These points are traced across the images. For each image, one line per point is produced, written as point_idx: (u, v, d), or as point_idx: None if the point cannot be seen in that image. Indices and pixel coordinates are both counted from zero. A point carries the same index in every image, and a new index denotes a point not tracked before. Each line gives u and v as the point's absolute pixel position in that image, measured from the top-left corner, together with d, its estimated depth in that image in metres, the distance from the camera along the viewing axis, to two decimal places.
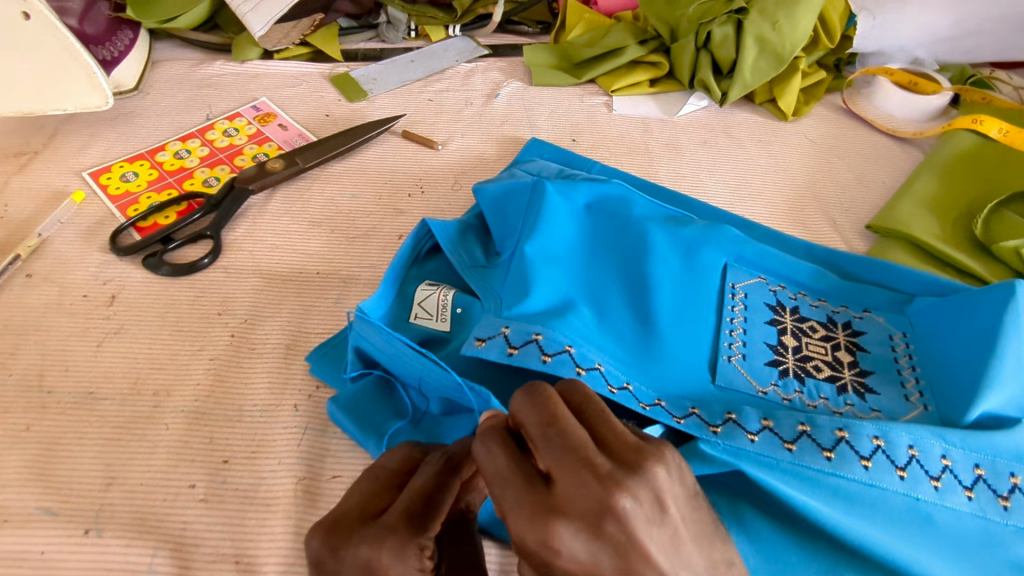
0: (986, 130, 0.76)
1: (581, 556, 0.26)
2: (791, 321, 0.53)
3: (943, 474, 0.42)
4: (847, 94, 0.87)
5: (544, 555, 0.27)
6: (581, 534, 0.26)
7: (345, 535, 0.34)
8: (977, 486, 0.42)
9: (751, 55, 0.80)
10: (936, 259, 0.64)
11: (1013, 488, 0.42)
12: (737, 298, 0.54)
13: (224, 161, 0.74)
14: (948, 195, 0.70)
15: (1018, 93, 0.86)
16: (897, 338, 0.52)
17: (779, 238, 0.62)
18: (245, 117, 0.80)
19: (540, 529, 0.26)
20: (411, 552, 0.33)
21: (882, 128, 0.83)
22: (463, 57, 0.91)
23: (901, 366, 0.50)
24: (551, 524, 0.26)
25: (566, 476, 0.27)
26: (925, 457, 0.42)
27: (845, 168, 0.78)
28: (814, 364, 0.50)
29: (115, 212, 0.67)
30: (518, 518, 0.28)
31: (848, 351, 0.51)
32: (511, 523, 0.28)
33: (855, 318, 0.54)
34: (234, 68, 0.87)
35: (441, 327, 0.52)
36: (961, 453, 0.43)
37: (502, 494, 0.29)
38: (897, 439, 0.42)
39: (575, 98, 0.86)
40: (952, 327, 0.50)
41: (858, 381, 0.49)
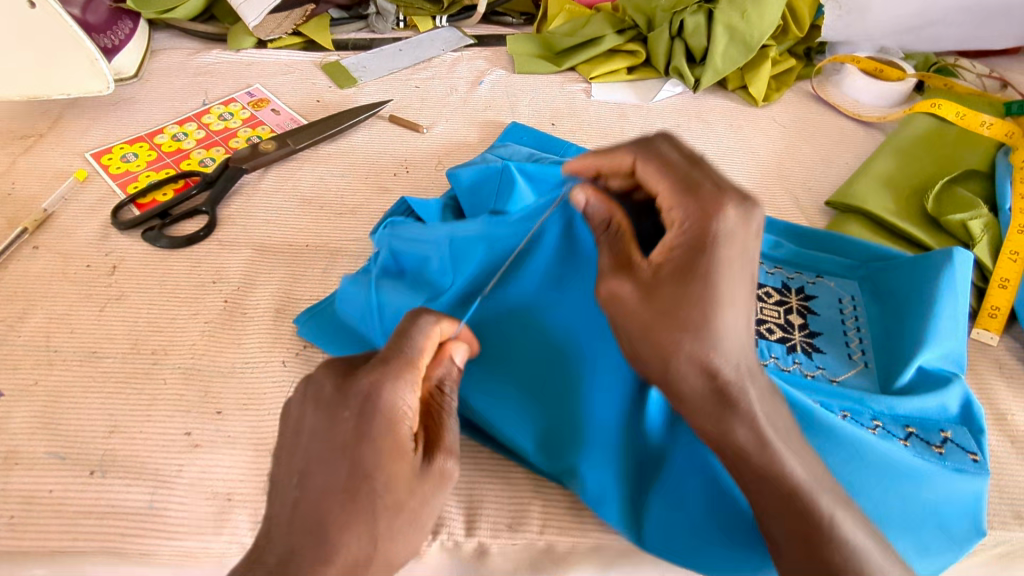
0: (944, 113, 0.80)
1: (736, 233, 0.39)
2: None
3: (875, 430, 0.47)
4: (815, 82, 0.91)
5: (711, 225, 0.39)
6: (739, 217, 0.39)
7: (348, 373, 0.39)
8: (909, 439, 0.47)
9: (721, 44, 0.84)
10: (890, 231, 0.67)
11: (944, 439, 0.47)
12: None
13: (219, 143, 0.77)
14: (906, 174, 0.73)
15: (981, 80, 0.90)
16: (845, 301, 0.56)
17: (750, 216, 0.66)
18: (240, 102, 0.83)
19: (717, 209, 0.39)
20: (405, 378, 0.39)
21: (848, 113, 0.87)
22: (449, 47, 0.95)
23: (847, 327, 0.55)
24: (727, 202, 0.39)
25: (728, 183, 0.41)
26: (855, 417, 0.47)
27: (811, 150, 0.82)
28: (766, 327, 0.54)
29: (116, 190, 0.71)
30: (696, 206, 0.39)
31: (800, 313, 0.55)
32: (692, 205, 0.39)
33: (808, 284, 0.58)
34: (229, 56, 0.91)
35: None
36: (891, 416, 0.48)
37: (677, 190, 0.40)
38: (832, 404, 0.48)
39: (555, 86, 0.90)
40: (898, 292, 0.55)
41: (807, 340, 0.54)
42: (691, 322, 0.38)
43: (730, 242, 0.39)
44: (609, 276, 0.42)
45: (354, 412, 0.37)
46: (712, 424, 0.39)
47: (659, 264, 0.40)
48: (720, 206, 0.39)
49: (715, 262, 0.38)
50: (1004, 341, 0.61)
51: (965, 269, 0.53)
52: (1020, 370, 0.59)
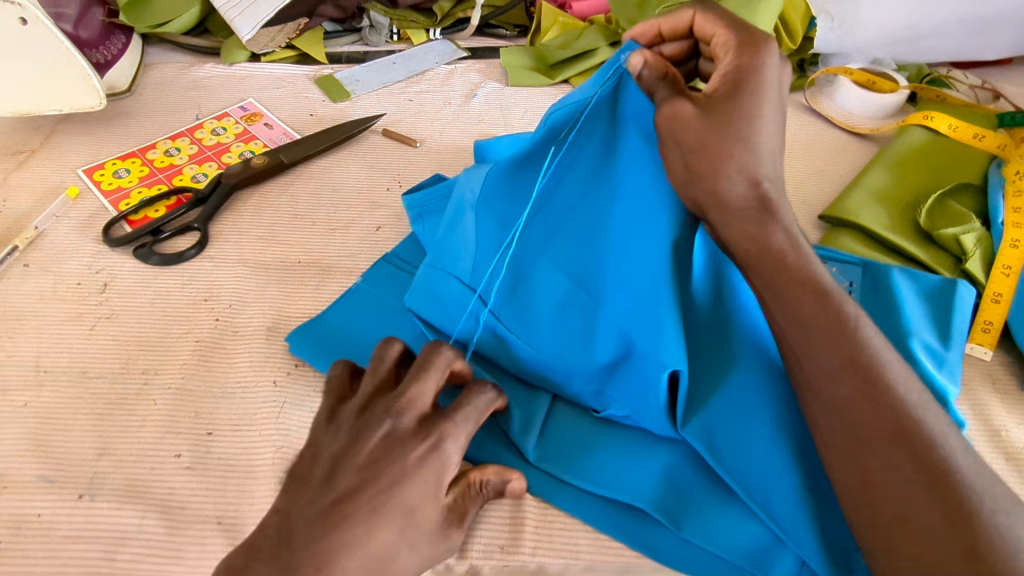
0: (936, 125, 0.80)
1: (774, 86, 0.47)
2: None
3: None
4: (809, 93, 0.91)
5: (756, 69, 0.47)
6: (775, 71, 0.48)
7: (357, 419, 0.43)
8: None
9: None
10: (883, 246, 0.68)
11: None
12: None
13: (212, 158, 0.77)
14: (899, 187, 0.73)
15: (973, 92, 0.90)
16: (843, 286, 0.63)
17: None
18: (233, 117, 0.83)
19: (763, 52, 0.47)
20: (435, 421, 0.44)
21: (841, 125, 0.87)
22: (442, 59, 0.94)
23: None
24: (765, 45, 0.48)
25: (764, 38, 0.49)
26: None
27: (804, 162, 0.82)
28: None
29: (108, 206, 0.71)
30: (745, 56, 0.47)
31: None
32: (745, 50, 0.47)
33: None
34: (223, 70, 0.90)
35: None
36: None
37: (732, 50, 0.48)
38: None
39: (548, 98, 0.90)
40: (888, 296, 0.61)
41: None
42: (741, 133, 0.46)
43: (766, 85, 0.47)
44: (667, 98, 0.47)
45: (381, 447, 0.42)
46: (755, 227, 0.46)
47: (713, 91, 0.47)
48: (763, 56, 0.47)
49: (758, 82, 0.47)
50: (997, 355, 0.61)
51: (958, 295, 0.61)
52: (1013, 385, 0.59)
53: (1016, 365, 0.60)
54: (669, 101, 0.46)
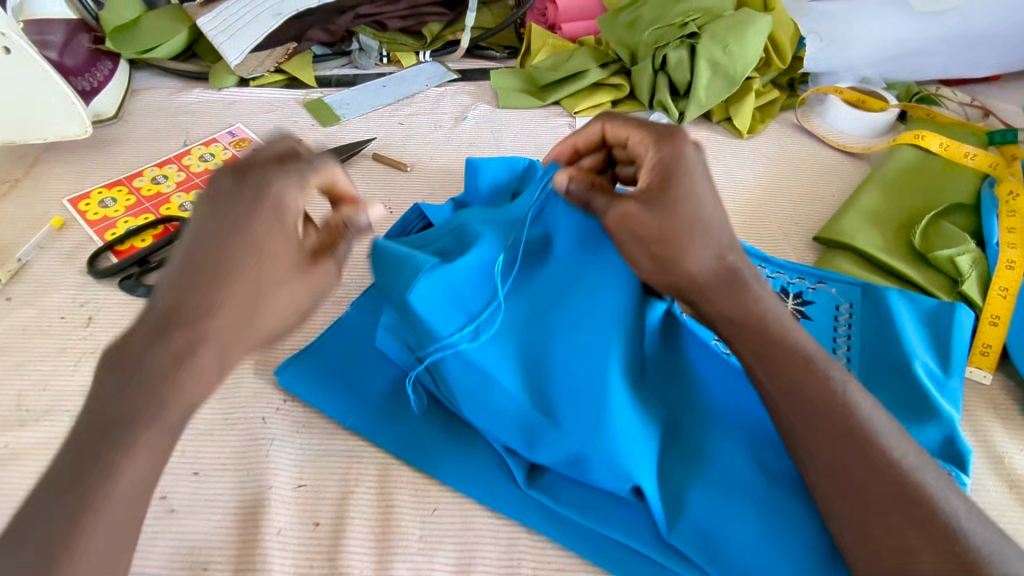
0: (927, 144, 0.80)
1: (699, 171, 0.48)
2: None
3: None
4: (799, 112, 0.92)
5: (679, 158, 0.47)
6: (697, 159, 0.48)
7: (224, 195, 0.39)
8: None
9: (704, 77, 0.84)
10: (879, 268, 0.67)
11: None
12: None
13: (199, 186, 0.76)
14: (892, 208, 0.73)
15: (963, 109, 0.90)
16: (842, 309, 0.63)
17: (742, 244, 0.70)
18: (221, 142, 0.83)
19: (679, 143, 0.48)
20: (288, 216, 0.40)
21: (833, 144, 0.87)
22: (432, 82, 0.94)
23: (838, 335, 0.61)
24: (680, 137, 0.49)
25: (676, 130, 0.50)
26: None
27: (797, 182, 0.81)
28: None
29: (93, 237, 0.70)
30: (663, 152, 0.48)
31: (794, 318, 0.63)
32: (664, 144, 0.48)
33: (808, 289, 0.65)
34: (210, 95, 0.90)
35: None
36: None
37: (652, 146, 0.49)
38: None
39: (540, 120, 0.89)
40: (884, 319, 0.61)
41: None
42: (688, 217, 0.46)
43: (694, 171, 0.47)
44: (609, 206, 0.48)
45: (251, 194, 0.39)
46: (725, 298, 0.46)
47: (647, 185, 0.47)
48: (683, 144, 0.48)
49: (691, 165, 0.47)
50: (998, 379, 0.60)
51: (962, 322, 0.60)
52: (1015, 411, 0.58)
53: (1016, 389, 0.59)
54: (608, 210, 0.47)
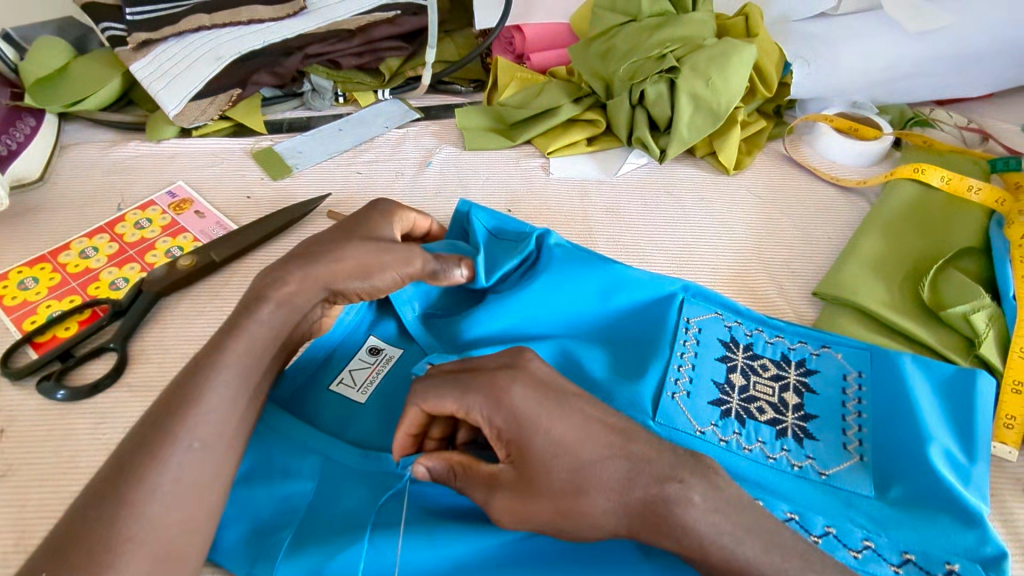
0: (928, 178, 0.74)
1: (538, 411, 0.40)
2: (742, 358, 0.58)
3: (901, 563, 0.46)
4: (788, 141, 0.86)
5: (520, 418, 0.40)
6: (534, 397, 0.40)
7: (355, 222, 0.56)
8: (903, 564, 0.46)
9: (686, 112, 0.77)
10: (887, 327, 0.61)
11: (947, 571, 0.45)
12: (690, 332, 0.59)
13: (134, 259, 0.69)
14: (896, 255, 0.67)
15: (960, 132, 0.85)
16: (849, 377, 0.56)
17: (736, 308, 0.61)
18: (159, 205, 0.75)
19: (506, 399, 0.40)
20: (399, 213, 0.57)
21: (825, 177, 0.81)
22: (394, 123, 0.87)
23: (847, 410, 0.54)
24: (505, 388, 0.40)
25: (496, 375, 0.41)
26: (844, 534, 0.47)
27: (789, 224, 0.75)
28: (757, 406, 0.55)
29: (10, 327, 0.62)
30: (501, 419, 0.40)
31: (796, 392, 0.56)
32: (500, 408, 0.40)
33: (811, 356, 0.58)
34: (149, 148, 0.82)
35: (359, 398, 0.54)
36: (887, 538, 0.46)
37: (489, 413, 0.41)
38: (850, 529, 0.47)
39: (510, 162, 0.82)
40: (897, 393, 0.54)
41: (800, 424, 0.54)
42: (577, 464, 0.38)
43: (539, 418, 0.39)
44: (486, 500, 0.41)
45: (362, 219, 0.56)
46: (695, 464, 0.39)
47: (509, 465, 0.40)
48: (511, 396, 0.40)
49: (549, 443, 0.39)
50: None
51: (989, 394, 0.54)
52: None
53: None
54: (488, 506, 0.41)
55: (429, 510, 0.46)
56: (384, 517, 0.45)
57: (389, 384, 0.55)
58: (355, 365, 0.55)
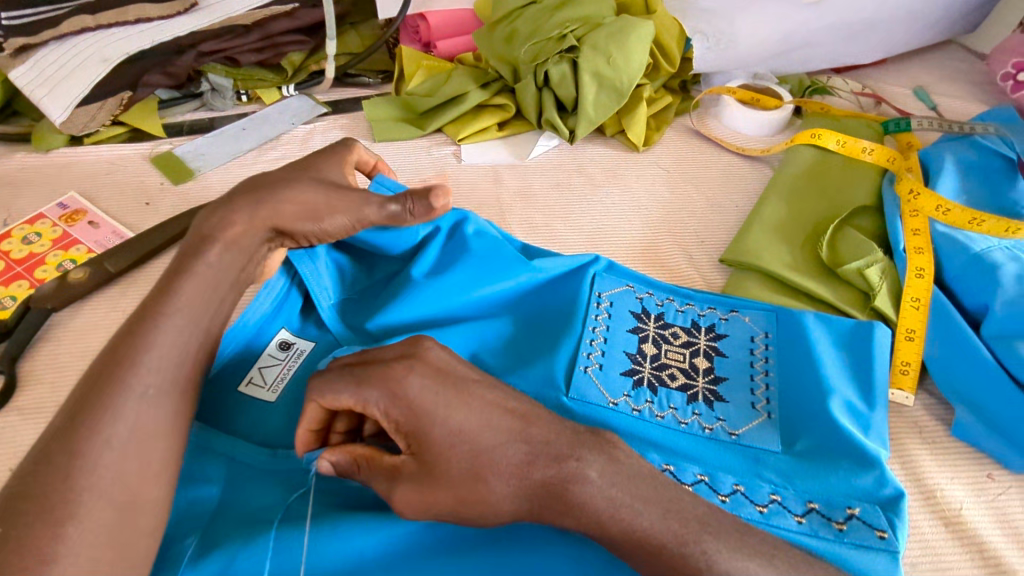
0: (825, 143, 0.76)
1: (429, 396, 0.40)
2: (654, 328, 0.59)
3: (806, 513, 0.46)
4: (695, 116, 0.87)
5: (414, 406, 0.40)
6: (428, 383, 0.41)
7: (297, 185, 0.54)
8: (808, 513, 0.46)
9: (590, 92, 0.78)
10: (791, 288, 0.63)
11: (848, 515, 0.46)
12: (602, 306, 0.59)
13: (22, 276, 0.65)
14: (796, 217, 0.69)
15: (857, 98, 0.88)
16: (757, 338, 0.58)
17: (648, 282, 0.62)
18: (49, 218, 0.71)
19: (399, 390, 0.40)
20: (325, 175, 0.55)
21: (732, 148, 0.82)
22: (300, 118, 0.84)
23: (754, 369, 0.55)
24: (403, 378, 0.41)
25: (393, 368, 0.42)
26: (752, 491, 0.47)
27: (698, 196, 0.77)
28: (669, 372, 0.55)
29: None
30: (396, 409, 0.41)
31: (706, 356, 0.57)
32: (397, 394, 0.40)
33: (720, 321, 0.59)
34: (36, 159, 0.77)
35: (270, 397, 0.51)
36: (792, 491, 0.47)
37: (387, 403, 0.41)
38: (758, 485, 0.48)
39: (421, 151, 0.81)
40: (801, 350, 0.56)
41: (709, 387, 0.54)
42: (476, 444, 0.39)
43: (432, 404, 0.40)
44: (388, 491, 0.41)
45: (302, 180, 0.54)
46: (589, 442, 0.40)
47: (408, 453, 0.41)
48: (405, 384, 0.41)
49: (447, 432, 0.39)
50: (920, 399, 0.58)
51: (885, 344, 0.56)
52: (941, 432, 0.56)
53: (938, 408, 0.57)
54: (390, 498, 0.41)
55: (340, 503, 0.45)
56: (293, 512, 0.44)
57: (300, 379, 0.52)
58: (265, 362, 0.52)
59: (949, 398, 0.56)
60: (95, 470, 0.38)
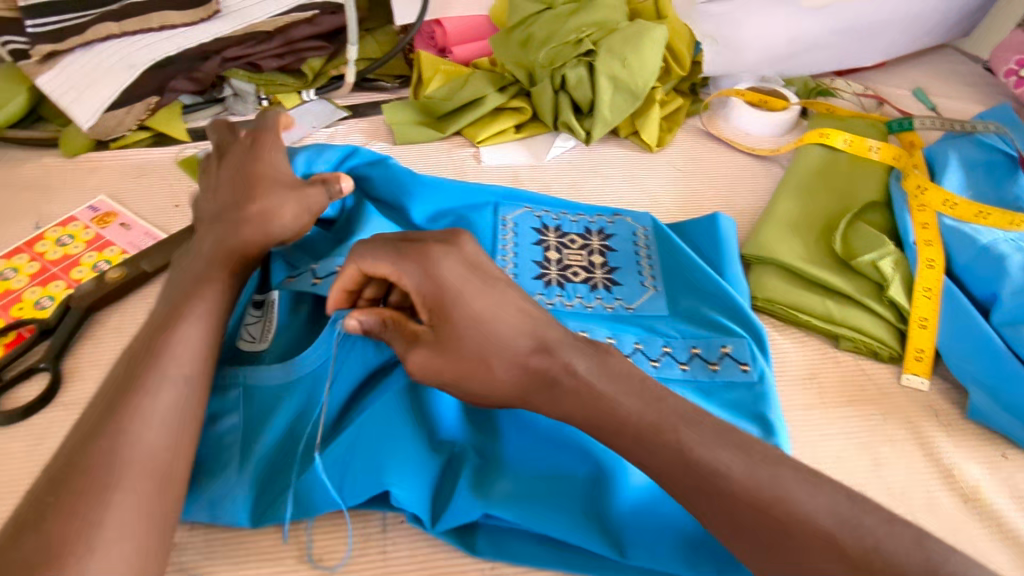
0: (833, 142, 0.79)
1: (459, 276, 0.45)
2: (554, 238, 0.66)
3: (690, 359, 0.56)
4: (705, 117, 0.90)
5: (445, 279, 0.44)
6: (457, 265, 0.45)
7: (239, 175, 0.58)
8: (691, 360, 0.56)
9: (607, 93, 0.80)
10: (807, 280, 0.65)
11: (722, 355, 0.56)
12: (508, 226, 0.65)
13: (58, 276, 0.66)
14: (809, 214, 0.71)
15: (859, 99, 0.91)
16: (638, 234, 0.66)
17: (546, 201, 0.69)
18: (81, 221, 0.72)
19: (434, 265, 0.45)
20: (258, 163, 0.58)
21: (743, 148, 0.85)
22: (320, 122, 0.86)
23: (640, 259, 0.64)
24: (437, 255, 0.45)
25: (431, 247, 0.46)
26: (648, 348, 0.56)
27: (713, 195, 0.79)
28: (572, 271, 0.63)
29: None
30: (427, 282, 0.45)
31: (601, 253, 0.65)
32: (431, 267, 0.45)
33: (607, 224, 0.67)
34: (64, 164, 0.79)
35: (262, 346, 0.54)
36: (679, 342, 0.57)
37: (419, 275, 0.45)
38: (653, 342, 0.57)
39: (441, 153, 0.83)
40: (677, 242, 0.64)
41: (607, 277, 0.63)
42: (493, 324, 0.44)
43: (462, 282, 0.45)
44: (403, 353, 0.45)
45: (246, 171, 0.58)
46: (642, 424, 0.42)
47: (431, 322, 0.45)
48: (439, 263, 0.45)
49: (469, 314, 0.44)
50: (935, 385, 0.60)
51: (730, 231, 0.67)
52: (957, 415, 0.58)
53: (953, 392, 0.60)
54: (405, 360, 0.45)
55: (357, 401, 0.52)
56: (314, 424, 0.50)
57: (289, 323, 0.56)
58: (248, 321, 0.55)
59: (964, 382, 0.59)
60: (130, 470, 0.40)
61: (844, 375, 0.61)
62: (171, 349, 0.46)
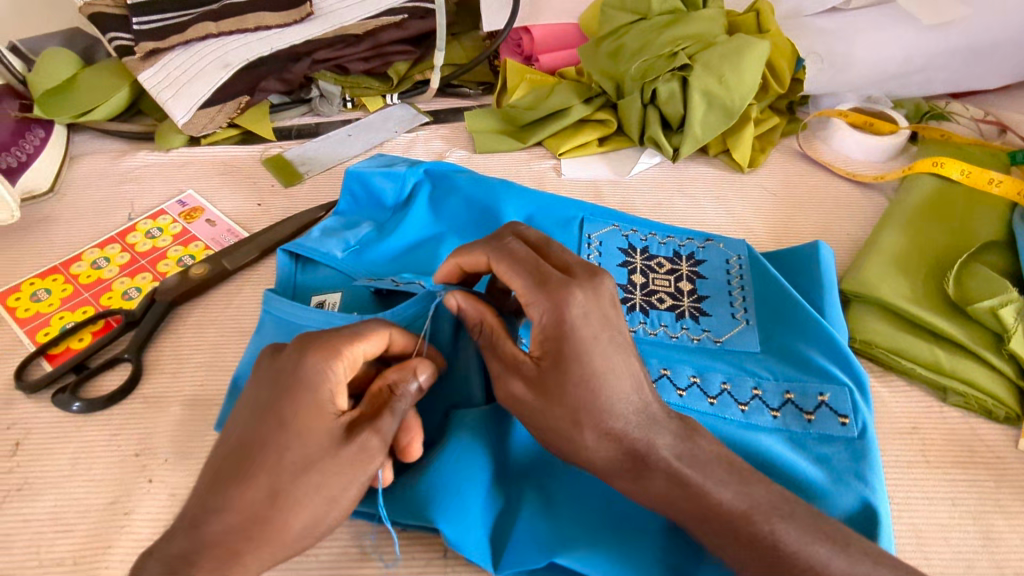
0: (947, 172, 0.73)
1: (585, 318, 0.40)
2: (641, 260, 0.63)
3: (782, 406, 0.52)
4: (802, 137, 0.84)
5: (568, 319, 0.40)
6: (588, 304, 0.41)
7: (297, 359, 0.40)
8: (784, 406, 0.52)
9: (700, 110, 0.77)
10: (911, 323, 0.59)
11: (819, 404, 0.52)
12: (593, 245, 0.63)
13: (146, 268, 0.68)
14: (917, 250, 0.65)
15: (977, 125, 0.84)
16: (732, 260, 0.62)
17: (635, 219, 0.66)
18: (170, 214, 0.74)
19: (560, 299, 0.40)
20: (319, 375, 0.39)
21: (842, 173, 0.79)
22: (403, 127, 0.86)
23: (731, 287, 0.60)
24: (573, 291, 0.41)
25: (570, 280, 0.41)
26: (736, 389, 0.53)
27: (807, 222, 0.74)
28: (658, 297, 0.60)
29: (24, 340, 0.62)
30: (549, 318, 0.41)
31: (689, 280, 0.61)
32: (561, 300, 0.40)
33: (698, 248, 0.64)
34: (157, 157, 0.81)
35: None
36: (771, 384, 0.53)
37: (542, 303, 0.41)
38: (741, 382, 0.53)
39: (521, 164, 0.81)
40: (773, 270, 0.60)
41: (695, 305, 0.59)
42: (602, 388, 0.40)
43: (590, 328, 0.40)
44: (503, 376, 0.43)
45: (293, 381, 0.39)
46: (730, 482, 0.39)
47: (540, 357, 0.42)
48: (569, 300, 0.40)
49: (586, 370, 0.40)
50: None
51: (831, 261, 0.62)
52: None
53: None
54: (500, 380, 0.43)
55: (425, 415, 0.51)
56: None
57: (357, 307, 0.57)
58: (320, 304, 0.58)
59: None
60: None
61: (951, 433, 0.56)
62: (275, 461, 0.36)
